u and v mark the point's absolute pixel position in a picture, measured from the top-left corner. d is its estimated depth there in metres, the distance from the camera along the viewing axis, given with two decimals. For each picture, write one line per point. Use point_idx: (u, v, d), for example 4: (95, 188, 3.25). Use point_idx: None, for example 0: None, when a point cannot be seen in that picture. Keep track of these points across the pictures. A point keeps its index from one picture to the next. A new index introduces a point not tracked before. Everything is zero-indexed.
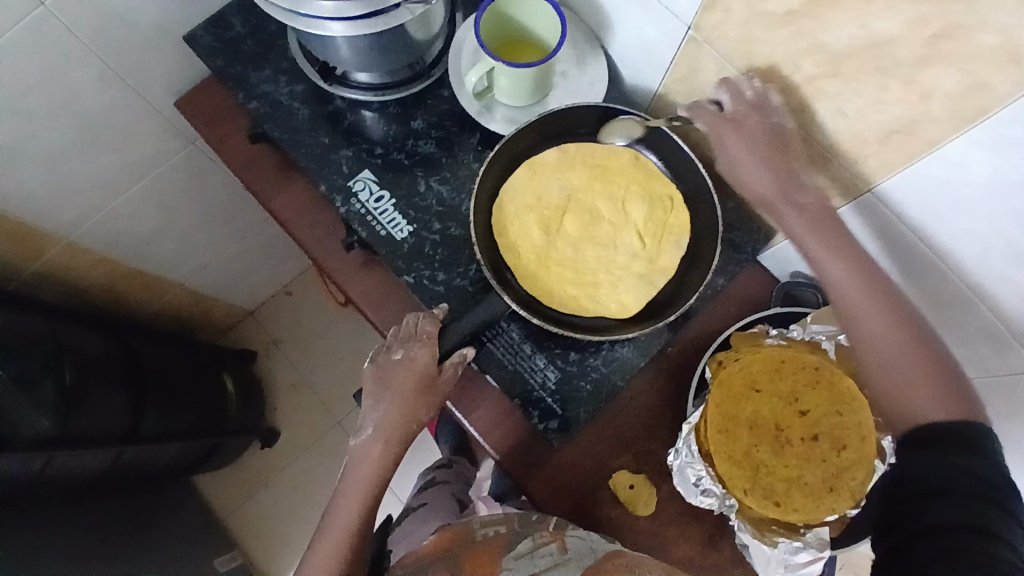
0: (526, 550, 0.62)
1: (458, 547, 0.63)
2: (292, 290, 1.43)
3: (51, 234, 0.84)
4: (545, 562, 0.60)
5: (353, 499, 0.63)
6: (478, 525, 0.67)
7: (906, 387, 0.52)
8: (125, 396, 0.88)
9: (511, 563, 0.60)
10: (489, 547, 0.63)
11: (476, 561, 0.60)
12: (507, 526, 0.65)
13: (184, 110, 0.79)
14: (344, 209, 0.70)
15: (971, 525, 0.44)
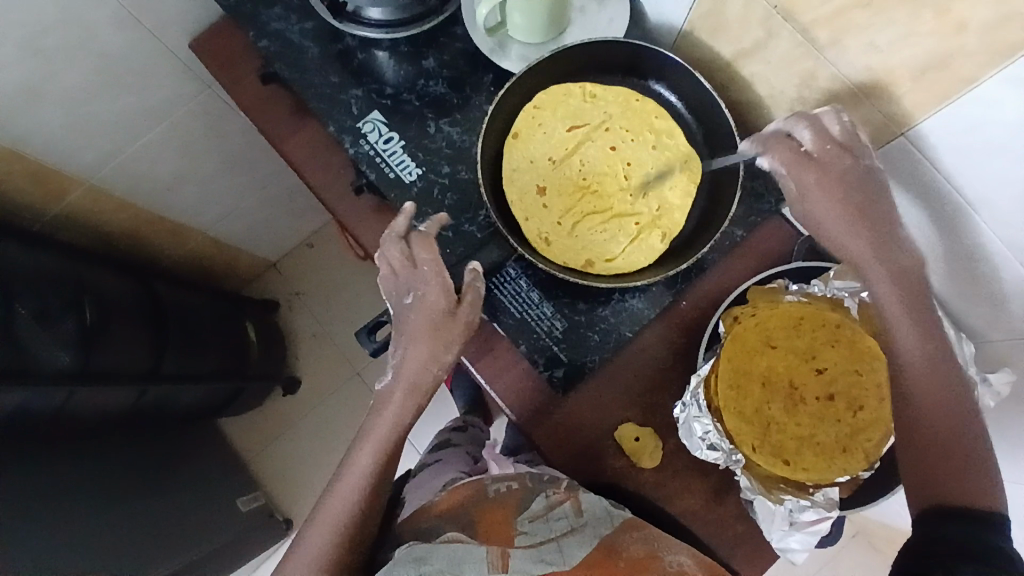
0: (541, 510, 0.61)
1: (471, 504, 0.62)
2: (314, 243, 1.44)
3: (73, 177, 0.87)
4: (560, 524, 0.60)
5: (371, 445, 0.62)
6: (489, 479, 0.65)
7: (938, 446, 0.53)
8: (145, 338, 0.91)
9: (526, 523, 0.60)
10: (502, 504, 0.62)
11: (490, 520, 0.60)
12: (519, 482, 0.64)
13: (196, 50, 0.78)
14: (354, 151, 0.68)
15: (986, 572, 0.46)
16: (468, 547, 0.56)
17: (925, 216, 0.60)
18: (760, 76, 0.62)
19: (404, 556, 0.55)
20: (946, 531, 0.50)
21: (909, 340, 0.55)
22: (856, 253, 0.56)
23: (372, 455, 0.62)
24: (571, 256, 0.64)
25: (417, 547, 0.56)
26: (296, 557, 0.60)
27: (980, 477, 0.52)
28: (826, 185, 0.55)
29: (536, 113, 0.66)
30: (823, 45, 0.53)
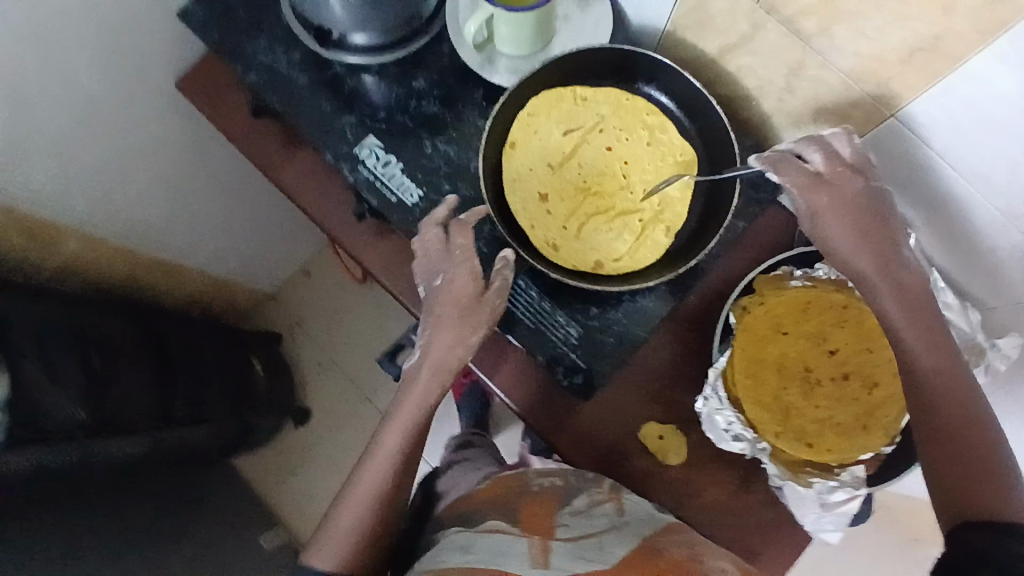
0: (583, 506, 0.62)
1: (514, 497, 0.64)
2: (310, 270, 1.44)
3: (67, 227, 0.86)
4: (601, 521, 0.60)
5: (398, 424, 0.60)
6: (534, 474, 0.67)
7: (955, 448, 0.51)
8: (154, 382, 0.90)
9: (567, 518, 0.61)
10: (544, 498, 0.63)
11: (531, 513, 0.61)
12: (562, 479, 0.65)
13: (183, 90, 0.78)
14: (353, 177, 0.69)
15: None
16: (511, 539, 0.57)
17: (922, 195, 0.61)
18: (748, 70, 0.64)
19: (451, 542, 0.59)
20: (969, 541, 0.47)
21: (920, 350, 0.54)
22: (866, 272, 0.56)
23: (403, 432, 0.59)
24: (579, 259, 0.63)
25: (461, 534, 0.59)
26: (331, 530, 0.59)
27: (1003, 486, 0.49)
28: (836, 205, 0.56)
29: (528, 122, 0.65)
30: (810, 35, 0.55)
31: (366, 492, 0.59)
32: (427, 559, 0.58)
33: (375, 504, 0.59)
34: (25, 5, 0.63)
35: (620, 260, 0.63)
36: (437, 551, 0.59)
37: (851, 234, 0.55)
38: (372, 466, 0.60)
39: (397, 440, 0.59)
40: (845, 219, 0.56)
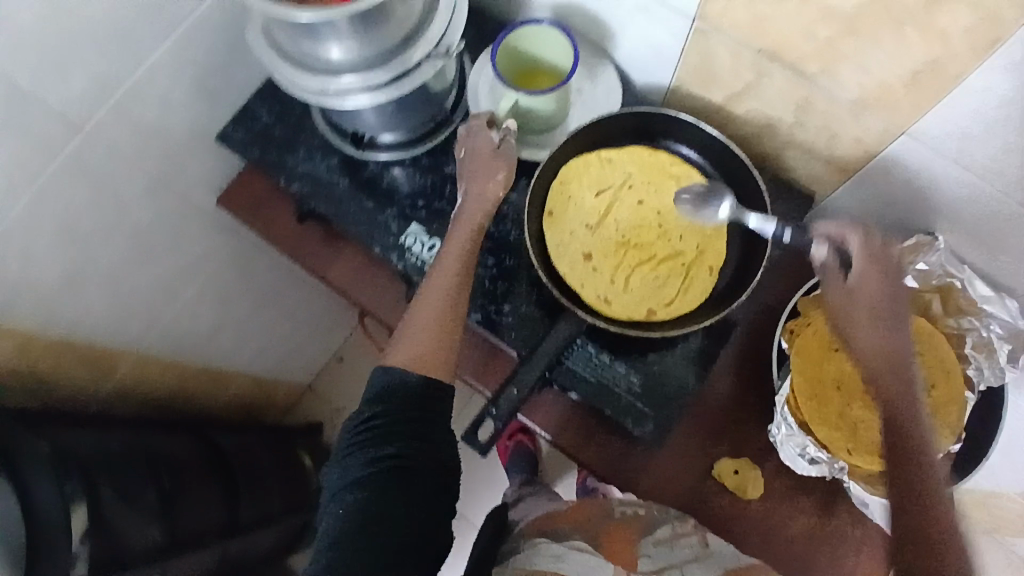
0: (666, 536, 0.63)
1: (597, 521, 0.64)
2: (343, 355, 1.46)
3: (122, 350, 0.88)
4: (683, 553, 0.61)
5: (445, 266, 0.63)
6: (616, 502, 0.67)
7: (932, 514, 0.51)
8: (219, 489, 0.92)
9: (650, 547, 0.61)
10: (626, 526, 0.64)
11: (613, 540, 0.62)
12: (645, 508, 0.66)
13: (226, 206, 0.83)
14: (402, 265, 0.73)
15: None
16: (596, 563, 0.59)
17: (946, 199, 0.64)
18: (756, 111, 0.68)
19: (543, 550, 0.62)
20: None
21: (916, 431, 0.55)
22: (869, 347, 0.58)
23: (453, 262, 0.63)
24: (632, 309, 0.65)
25: (551, 545, 0.62)
26: (402, 331, 0.60)
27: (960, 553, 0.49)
28: (874, 274, 0.58)
29: (562, 189, 0.69)
30: (814, 75, 0.60)
31: (427, 323, 0.59)
32: (521, 557, 0.63)
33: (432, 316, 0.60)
34: (84, 154, 0.69)
35: (672, 304, 0.65)
36: (533, 553, 0.62)
37: (860, 301, 0.59)
38: (435, 273, 0.62)
39: (448, 272, 0.62)
40: (865, 288, 0.58)
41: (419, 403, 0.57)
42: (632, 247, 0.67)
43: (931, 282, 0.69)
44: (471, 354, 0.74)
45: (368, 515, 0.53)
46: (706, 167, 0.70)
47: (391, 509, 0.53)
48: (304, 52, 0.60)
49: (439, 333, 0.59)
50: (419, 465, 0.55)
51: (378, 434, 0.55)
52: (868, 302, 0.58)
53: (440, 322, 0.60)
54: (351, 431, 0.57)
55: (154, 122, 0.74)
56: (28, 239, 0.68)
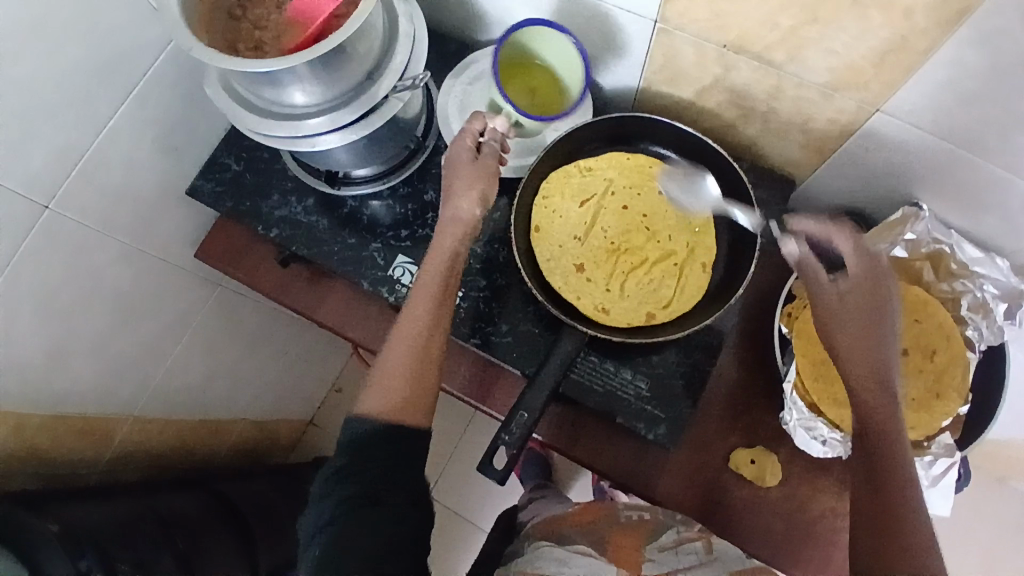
0: (671, 542, 0.64)
1: (603, 525, 0.67)
2: (341, 385, 1.44)
3: (117, 418, 0.86)
4: (689, 558, 0.62)
5: (422, 301, 0.61)
6: (622, 505, 0.70)
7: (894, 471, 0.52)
8: (236, 544, 0.91)
9: (655, 553, 0.62)
10: (634, 529, 0.66)
11: (618, 544, 0.64)
12: (651, 513, 0.67)
13: (205, 258, 0.80)
14: (393, 298, 0.72)
15: None
16: (600, 566, 0.61)
17: (926, 168, 0.65)
18: (728, 103, 0.69)
19: (546, 555, 0.63)
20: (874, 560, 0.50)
21: (885, 430, 0.54)
22: (845, 343, 0.57)
23: (424, 298, 0.61)
24: (631, 316, 0.65)
25: (556, 549, 0.64)
26: (374, 377, 0.59)
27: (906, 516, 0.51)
28: (863, 281, 0.57)
29: (547, 204, 0.69)
30: (781, 63, 0.60)
31: (399, 369, 0.58)
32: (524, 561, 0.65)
33: (406, 359, 0.59)
34: (51, 228, 0.66)
35: (670, 306, 0.65)
36: (535, 558, 0.64)
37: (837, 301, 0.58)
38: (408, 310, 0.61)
39: (421, 309, 0.60)
40: (848, 288, 0.57)
41: (391, 442, 0.55)
42: (623, 253, 0.67)
43: (920, 250, 0.70)
44: (474, 378, 0.74)
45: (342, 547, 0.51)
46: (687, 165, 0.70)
47: (365, 539, 0.51)
48: (267, 99, 0.58)
49: (418, 373, 0.59)
50: (390, 491, 0.53)
51: (348, 472, 0.54)
52: (852, 301, 0.56)
53: (412, 366, 0.58)
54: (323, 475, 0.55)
55: (121, 185, 0.73)
56: (6, 322, 0.66)
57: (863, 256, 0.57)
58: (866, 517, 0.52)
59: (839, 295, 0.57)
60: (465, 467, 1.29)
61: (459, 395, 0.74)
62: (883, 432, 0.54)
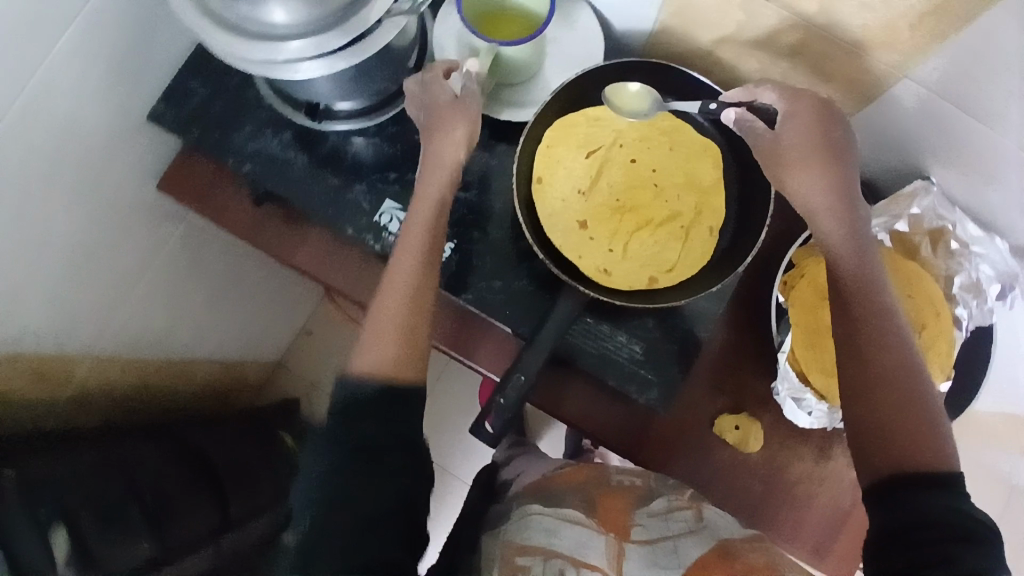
0: (660, 509, 0.62)
1: (594, 485, 0.66)
2: (312, 328, 1.40)
3: (75, 356, 0.80)
4: (680, 525, 0.59)
5: (408, 256, 0.58)
6: (616, 471, 0.69)
7: (886, 383, 0.50)
8: (204, 488, 0.88)
9: (644, 518, 0.60)
10: (625, 493, 0.64)
11: (610, 508, 0.62)
12: (643, 480, 0.66)
13: (173, 195, 0.74)
14: (380, 246, 0.67)
15: (962, 532, 0.43)
16: (590, 534, 0.57)
17: (941, 139, 0.63)
18: (746, 55, 0.65)
19: (536, 523, 0.59)
20: (895, 493, 0.47)
21: (885, 347, 0.51)
22: (841, 250, 0.54)
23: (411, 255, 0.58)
24: (634, 279, 0.62)
25: (544, 518, 0.59)
26: (364, 336, 0.56)
27: (919, 431, 0.48)
28: (796, 122, 0.56)
29: (550, 154, 0.64)
30: (811, 15, 0.55)
31: (386, 334, 0.56)
32: (512, 531, 0.60)
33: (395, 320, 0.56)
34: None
35: (673, 270, 0.62)
36: (526, 524, 0.61)
37: (829, 215, 0.55)
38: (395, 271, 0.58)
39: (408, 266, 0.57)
40: (796, 143, 0.56)
41: (384, 400, 0.52)
42: (629, 212, 0.63)
43: (922, 226, 0.69)
44: (460, 335, 0.71)
45: (333, 502, 0.47)
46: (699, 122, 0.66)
47: (358, 496, 0.47)
48: (241, 15, 0.51)
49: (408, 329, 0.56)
50: (382, 441, 0.50)
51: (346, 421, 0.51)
52: (802, 146, 0.56)
53: (399, 325, 0.56)
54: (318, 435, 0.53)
55: (72, 105, 0.65)
56: None
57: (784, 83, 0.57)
58: (871, 408, 0.50)
59: (791, 153, 0.56)
60: (441, 417, 1.28)
61: (449, 352, 0.72)
62: (879, 341, 0.51)
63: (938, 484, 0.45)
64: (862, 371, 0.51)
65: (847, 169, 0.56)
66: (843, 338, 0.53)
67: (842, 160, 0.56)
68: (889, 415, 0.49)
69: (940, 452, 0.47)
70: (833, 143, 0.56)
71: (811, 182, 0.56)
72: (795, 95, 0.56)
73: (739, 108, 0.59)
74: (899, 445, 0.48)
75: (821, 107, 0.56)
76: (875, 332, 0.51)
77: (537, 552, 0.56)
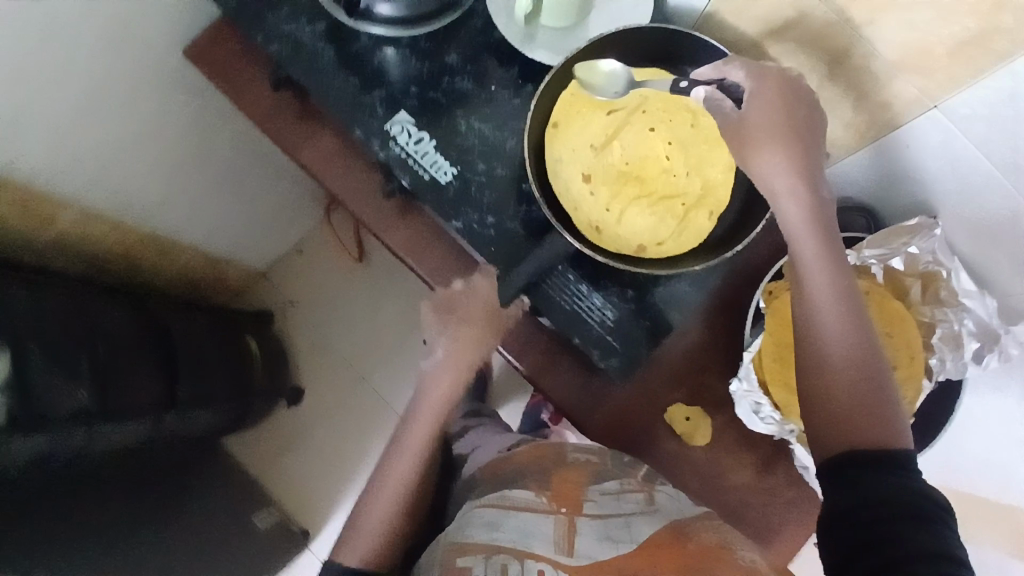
0: (614, 489, 0.63)
1: (550, 462, 0.67)
2: (303, 249, 1.40)
3: (64, 202, 0.80)
4: (629, 504, 0.60)
5: (422, 423, 0.73)
6: (572, 448, 0.69)
7: (842, 366, 0.52)
8: (153, 364, 0.88)
9: (596, 495, 0.61)
10: (580, 471, 0.65)
11: (563, 487, 0.62)
12: (598, 457, 0.67)
13: (201, 70, 0.74)
14: (383, 155, 0.66)
15: (917, 511, 0.45)
16: (537, 519, 0.58)
17: (956, 182, 0.63)
18: (788, 55, 0.65)
19: (479, 516, 0.59)
20: (846, 475, 0.49)
21: (840, 330, 0.53)
22: (798, 232, 0.55)
23: (438, 415, 0.73)
24: (622, 243, 0.62)
25: (487, 511, 0.60)
26: (367, 516, 0.70)
27: (870, 410, 0.51)
28: (762, 102, 0.55)
29: (571, 103, 0.63)
30: (859, 24, 0.55)
31: (399, 479, 0.70)
32: (458, 527, 0.60)
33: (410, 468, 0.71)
34: None
35: (662, 245, 0.62)
36: (469, 521, 0.60)
37: (791, 199, 0.55)
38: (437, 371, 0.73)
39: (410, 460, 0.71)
40: (759, 122, 0.55)
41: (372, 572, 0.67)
42: (634, 178, 0.63)
43: (917, 266, 0.69)
44: (442, 268, 0.72)
45: None
46: None
47: None
48: None
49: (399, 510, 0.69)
50: None
51: None
52: (770, 128, 0.55)
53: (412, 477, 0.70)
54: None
55: None
56: None
57: (750, 62, 0.56)
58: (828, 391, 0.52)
59: (755, 133, 0.55)
60: None
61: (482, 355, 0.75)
62: (837, 325, 0.53)
63: (887, 461, 0.48)
64: (818, 356, 0.53)
65: (812, 149, 0.55)
66: (802, 323, 0.55)
67: (812, 140, 0.56)
68: (846, 398, 0.51)
69: (891, 428, 0.50)
70: (798, 123, 0.55)
71: (777, 164, 0.55)
72: (762, 73, 0.55)
73: (708, 87, 0.58)
74: (853, 426, 0.50)
75: (784, 84, 0.55)
76: (831, 316, 0.53)
77: (478, 551, 0.55)
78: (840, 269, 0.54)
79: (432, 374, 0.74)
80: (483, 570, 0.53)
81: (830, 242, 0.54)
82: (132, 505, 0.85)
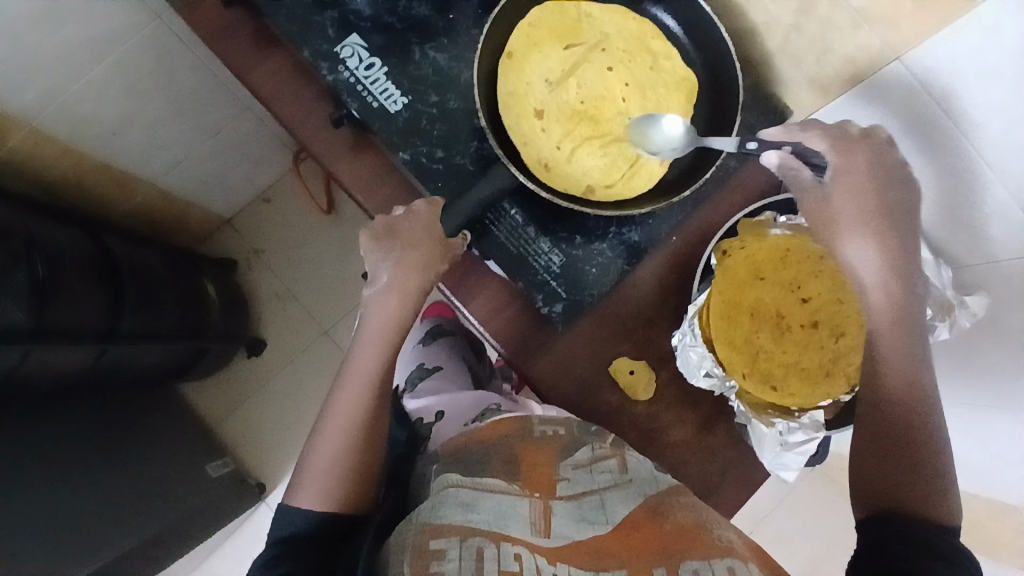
0: (585, 460, 0.61)
1: (515, 438, 0.63)
2: (270, 197, 1.36)
3: (14, 120, 0.78)
4: (605, 477, 0.59)
5: (373, 346, 0.61)
6: (536, 421, 0.66)
7: (905, 444, 0.54)
8: (105, 293, 0.86)
9: (569, 471, 0.60)
10: (546, 446, 0.62)
11: (533, 460, 0.60)
12: (566, 428, 0.64)
13: None
14: (331, 78, 0.64)
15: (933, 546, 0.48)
16: (512, 501, 0.54)
17: (918, 141, 0.60)
18: (756, 1, 0.63)
19: (452, 498, 0.53)
20: (887, 531, 0.50)
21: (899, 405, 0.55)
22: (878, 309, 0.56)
23: (384, 346, 0.61)
24: (571, 182, 0.63)
25: (462, 492, 0.54)
26: (311, 467, 0.58)
27: (926, 487, 0.52)
28: (848, 182, 0.57)
29: (529, 36, 0.63)
30: None
31: (344, 420, 0.59)
32: (420, 513, 0.53)
33: (358, 405, 0.59)
34: None
35: (611, 188, 0.63)
36: (438, 503, 0.53)
37: (875, 279, 0.56)
38: (380, 298, 0.61)
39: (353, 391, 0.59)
40: (842, 200, 0.57)
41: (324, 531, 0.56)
42: (589, 118, 0.63)
43: None
44: (390, 204, 0.68)
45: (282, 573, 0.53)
46: (688, 50, 0.65)
47: None
48: None
49: (354, 457, 0.59)
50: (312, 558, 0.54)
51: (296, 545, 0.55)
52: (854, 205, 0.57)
53: (359, 415, 0.59)
54: (267, 547, 0.56)
55: None
56: None
57: (833, 132, 0.58)
58: (885, 460, 0.54)
59: (840, 210, 0.57)
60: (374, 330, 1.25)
61: (447, 293, 0.70)
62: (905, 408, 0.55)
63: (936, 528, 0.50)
64: (883, 430, 0.55)
65: (900, 230, 0.57)
66: (867, 393, 0.56)
67: (897, 219, 0.57)
68: (904, 471, 0.53)
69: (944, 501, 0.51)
70: (886, 206, 0.57)
71: (858, 240, 0.57)
72: (849, 150, 0.57)
73: (782, 152, 0.59)
74: (904, 496, 0.52)
75: (876, 166, 0.57)
76: (894, 390, 0.55)
77: (453, 533, 0.49)
78: (911, 351, 0.55)
79: (375, 302, 0.61)
80: (458, 556, 0.47)
81: (908, 326, 0.56)
82: (31, 443, 0.82)
